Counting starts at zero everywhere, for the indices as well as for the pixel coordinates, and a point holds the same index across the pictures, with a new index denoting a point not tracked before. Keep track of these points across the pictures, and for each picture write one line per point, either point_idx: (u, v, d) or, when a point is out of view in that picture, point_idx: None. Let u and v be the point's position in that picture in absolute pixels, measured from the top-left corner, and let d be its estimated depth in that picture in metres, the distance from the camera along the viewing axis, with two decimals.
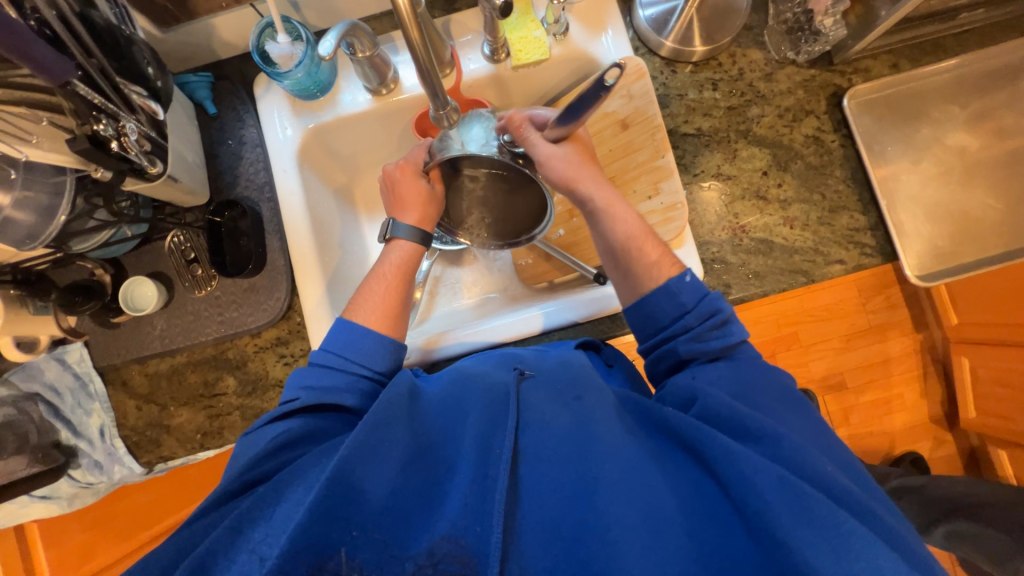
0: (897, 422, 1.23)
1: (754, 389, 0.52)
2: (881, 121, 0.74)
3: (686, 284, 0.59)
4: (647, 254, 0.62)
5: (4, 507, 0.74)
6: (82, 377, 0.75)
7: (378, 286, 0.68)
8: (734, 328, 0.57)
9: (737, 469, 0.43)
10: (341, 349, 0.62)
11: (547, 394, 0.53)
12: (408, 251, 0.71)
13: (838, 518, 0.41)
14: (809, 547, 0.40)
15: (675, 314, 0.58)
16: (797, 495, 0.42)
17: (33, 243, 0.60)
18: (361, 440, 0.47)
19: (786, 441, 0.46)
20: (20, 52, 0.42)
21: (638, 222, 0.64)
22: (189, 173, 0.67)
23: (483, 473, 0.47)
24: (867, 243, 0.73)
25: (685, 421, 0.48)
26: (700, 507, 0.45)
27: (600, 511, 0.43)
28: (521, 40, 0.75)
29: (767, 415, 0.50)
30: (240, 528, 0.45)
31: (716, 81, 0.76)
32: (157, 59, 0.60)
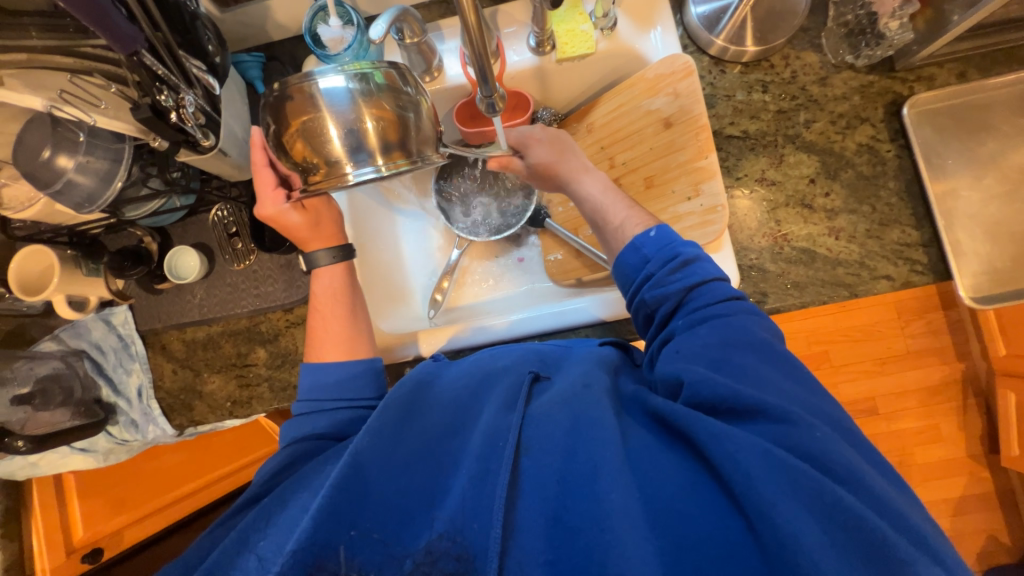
0: (930, 454, 1.17)
1: (737, 356, 0.48)
2: (944, 132, 0.71)
3: (650, 239, 0.58)
4: (610, 222, 0.64)
5: (46, 456, 0.78)
6: (125, 338, 0.79)
7: (328, 319, 0.66)
8: (698, 268, 0.55)
9: (725, 448, 0.41)
10: (310, 394, 0.60)
11: (551, 398, 0.50)
12: (336, 273, 0.69)
13: (834, 493, 0.38)
14: (808, 535, 0.36)
15: (638, 265, 0.58)
16: (790, 477, 0.39)
17: (92, 207, 0.64)
18: (365, 445, 0.48)
19: (776, 413, 0.43)
20: (98, 22, 0.44)
21: (606, 190, 0.67)
22: (239, 149, 0.70)
23: (483, 465, 0.47)
24: (918, 260, 0.69)
25: (676, 407, 0.45)
26: (701, 496, 0.41)
27: (600, 500, 0.41)
28: (568, 33, 0.74)
29: (755, 385, 0.45)
30: (245, 540, 0.46)
31: (766, 83, 0.74)
32: (218, 36, 0.63)
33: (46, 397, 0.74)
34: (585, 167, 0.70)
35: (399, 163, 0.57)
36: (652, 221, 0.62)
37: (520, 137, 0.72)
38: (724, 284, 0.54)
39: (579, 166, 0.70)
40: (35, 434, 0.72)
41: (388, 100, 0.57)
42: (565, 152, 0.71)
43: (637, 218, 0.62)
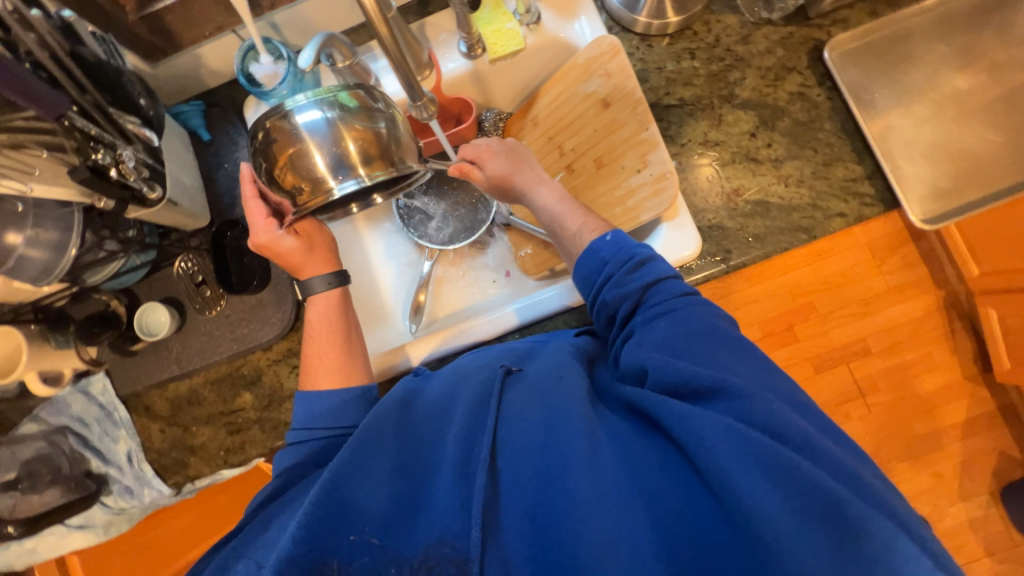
0: (926, 383, 1.19)
1: (699, 339, 0.51)
2: (866, 68, 0.74)
3: (607, 242, 0.60)
4: (568, 228, 0.66)
5: (46, 539, 0.76)
6: (106, 406, 0.78)
7: (322, 348, 0.66)
8: (653, 267, 0.57)
9: (690, 428, 0.43)
10: (306, 421, 0.60)
11: (524, 391, 0.52)
12: (327, 302, 0.68)
13: (789, 460, 0.40)
14: (767, 499, 0.38)
15: (598, 268, 0.59)
16: (749, 445, 0.41)
17: (49, 278, 0.64)
18: (349, 457, 0.47)
19: (736, 392, 0.45)
20: (18, 90, 0.45)
21: (562, 200, 0.69)
22: (189, 197, 0.70)
23: (462, 468, 0.47)
24: (866, 193, 0.71)
25: (642, 394, 0.48)
26: (670, 478, 0.43)
27: (570, 490, 0.43)
28: (495, 34, 0.76)
29: (718, 366, 0.48)
30: (226, 565, 0.47)
31: (693, 50, 0.76)
32: (148, 89, 0.64)
33: (33, 477, 0.74)
34: (540, 178, 0.71)
35: (382, 173, 0.57)
36: (607, 227, 0.64)
37: (474, 152, 0.72)
38: (678, 281, 0.57)
39: (534, 178, 0.71)
40: (22, 518, 0.73)
41: (359, 108, 0.58)
42: (521, 164, 0.72)
43: (592, 225, 0.64)
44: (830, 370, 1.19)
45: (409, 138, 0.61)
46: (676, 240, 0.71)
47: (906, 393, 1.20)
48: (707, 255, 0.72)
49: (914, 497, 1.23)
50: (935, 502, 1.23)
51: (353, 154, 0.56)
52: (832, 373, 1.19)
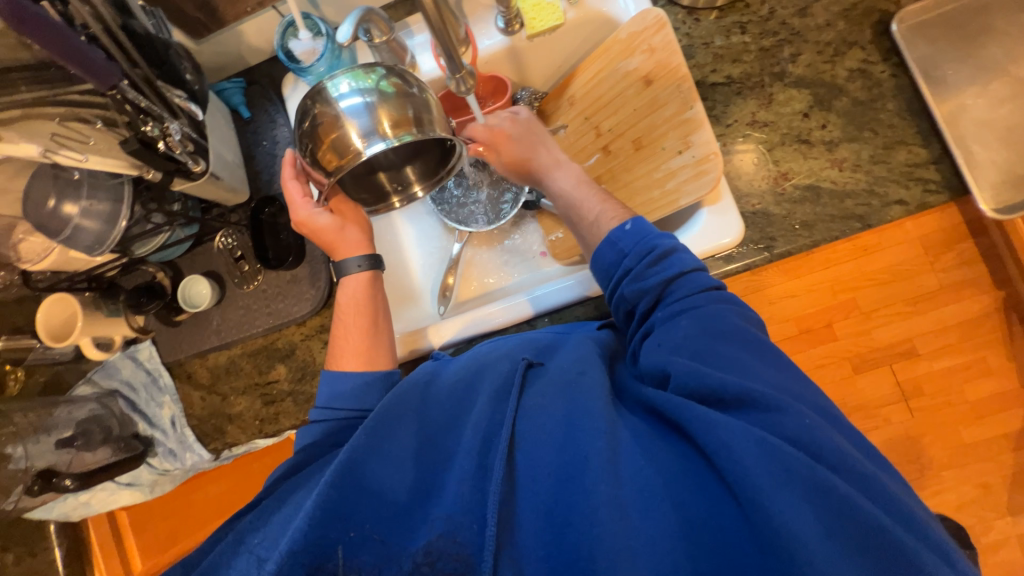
0: (979, 389, 1.11)
1: (724, 341, 0.48)
2: (937, 42, 0.68)
3: (626, 232, 0.57)
4: (586, 215, 0.64)
5: (98, 495, 0.83)
6: (152, 373, 0.82)
7: (348, 332, 0.66)
8: (677, 259, 0.54)
9: (716, 437, 0.41)
10: (330, 401, 0.61)
11: (544, 385, 0.51)
12: (359, 284, 0.68)
13: (826, 479, 0.38)
14: (795, 515, 0.37)
15: (615, 259, 0.57)
16: (782, 460, 0.39)
17: (101, 248, 0.67)
18: (361, 445, 0.48)
19: (770, 403, 0.43)
20: (74, 59, 0.46)
21: (581, 185, 0.66)
22: (230, 171, 0.72)
23: (479, 461, 0.47)
24: (930, 178, 0.66)
25: (665, 396, 0.46)
26: (692, 485, 0.42)
27: (590, 493, 0.42)
28: (535, 8, 0.75)
29: (744, 373, 0.45)
30: (242, 539, 0.48)
31: (744, 24, 0.72)
32: (194, 64, 0.65)
33: (87, 437, 0.78)
34: (558, 161, 0.69)
35: (408, 134, 0.56)
36: (628, 215, 0.62)
37: (488, 132, 0.69)
38: (703, 275, 0.53)
39: (551, 161, 0.69)
40: (78, 473, 0.77)
41: (397, 97, 0.57)
42: (538, 147, 0.69)
43: (612, 212, 0.62)
44: (872, 370, 1.13)
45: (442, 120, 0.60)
46: (717, 226, 0.68)
47: (956, 399, 1.12)
48: (749, 242, 0.69)
49: (958, 509, 1.15)
50: (981, 515, 1.15)
51: (392, 139, 0.56)
52: (873, 373, 1.13)
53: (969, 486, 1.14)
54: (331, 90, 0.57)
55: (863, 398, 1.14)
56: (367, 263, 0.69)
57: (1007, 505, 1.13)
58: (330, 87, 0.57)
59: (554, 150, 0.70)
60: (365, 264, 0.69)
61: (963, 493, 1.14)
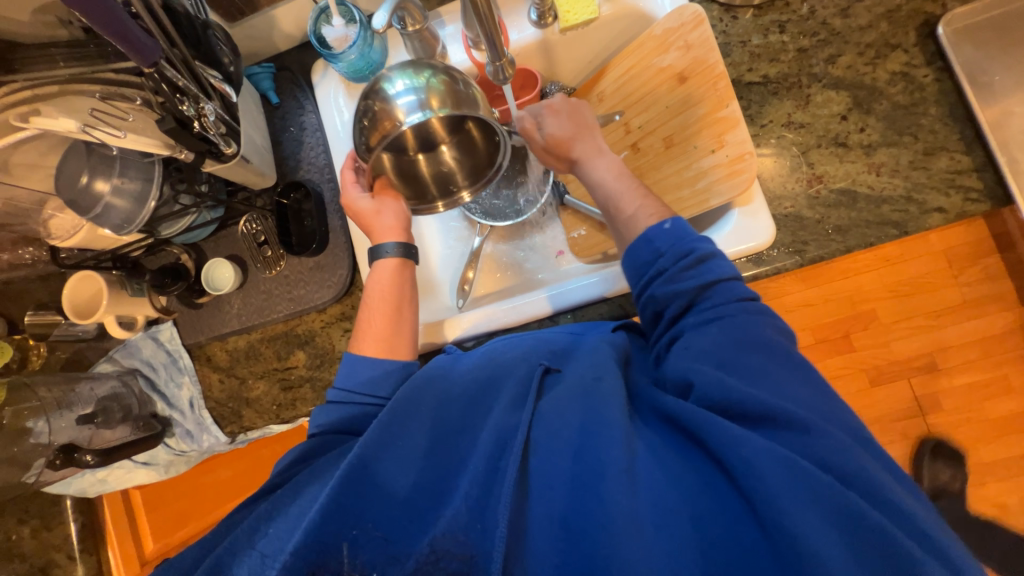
0: (1003, 408, 1.09)
1: (751, 356, 0.47)
2: (984, 47, 0.66)
3: (664, 232, 0.55)
4: (624, 210, 0.62)
5: (115, 472, 0.85)
6: (173, 353, 0.82)
7: (373, 315, 0.65)
8: (713, 265, 0.52)
9: (741, 454, 0.40)
10: (346, 383, 0.60)
11: (559, 390, 0.50)
12: (390, 270, 0.68)
13: (854, 504, 0.37)
14: (826, 545, 0.36)
15: (650, 260, 0.55)
16: (808, 482, 0.38)
17: (130, 227, 0.67)
18: (376, 437, 0.48)
19: (801, 421, 0.42)
20: (117, 34, 0.46)
21: (622, 178, 0.64)
22: (259, 155, 0.72)
23: (492, 464, 0.46)
24: (972, 187, 0.64)
25: (687, 407, 0.45)
26: (711, 500, 0.41)
27: (606, 504, 0.41)
28: (569, 2, 0.74)
29: (770, 391, 0.44)
30: (262, 522, 0.48)
31: (783, 23, 0.71)
32: (232, 46, 0.65)
33: (106, 415, 0.79)
34: (601, 149, 0.67)
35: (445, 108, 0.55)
36: (667, 213, 0.60)
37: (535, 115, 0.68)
38: (736, 283, 0.52)
39: (595, 148, 0.67)
40: (99, 450, 0.76)
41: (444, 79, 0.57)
42: (585, 133, 0.68)
43: (651, 210, 0.60)
44: (890, 384, 1.11)
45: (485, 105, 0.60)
46: (748, 228, 0.67)
47: (977, 416, 1.10)
48: (780, 245, 0.68)
49: (973, 529, 1.12)
50: (997, 536, 1.12)
51: (431, 111, 0.55)
52: (892, 386, 1.11)
53: (986, 506, 1.11)
54: (387, 84, 0.56)
55: (881, 410, 1.12)
56: (400, 249, 0.67)
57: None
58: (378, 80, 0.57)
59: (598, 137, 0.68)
60: (396, 251, 0.68)
61: (979, 513, 1.11)
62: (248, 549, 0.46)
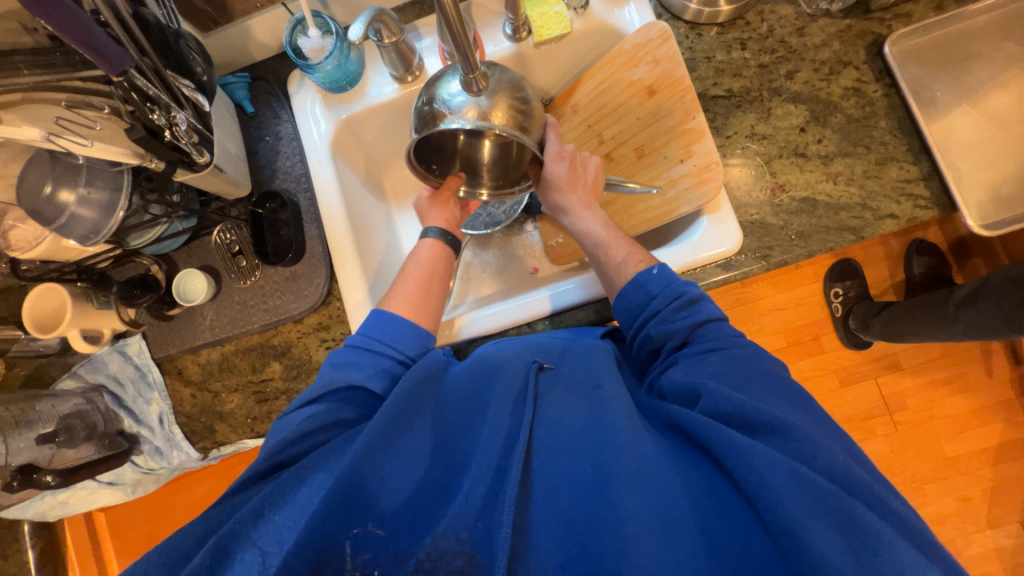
0: (959, 403, 1.15)
1: (750, 380, 0.50)
2: (928, 65, 0.71)
3: (653, 276, 0.59)
4: (613, 256, 0.65)
5: (78, 494, 0.83)
6: (141, 367, 0.79)
7: (405, 281, 0.67)
8: (702, 307, 0.56)
9: (748, 463, 0.42)
10: (370, 330, 0.61)
11: (562, 391, 0.52)
12: (432, 249, 0.71)
13: (847, 507, 0.39)
14: (827, 544, 0.38)
15: (643, 301, 0.59)
16: (811, 488, 0.40)
17: (97, 237, 0.65)
18: (382, 428, 0.47)
19: (794, 431, 0.44)
20: (84, 43, 0.46)
21: (607, 231, 0.68)
22: (233, 165, 0.72)
23: (498, 463, 0.47)
24: (920, 195, 0.68)
25: (693, 416, 0.47)
26: (716, 503, 0.43)
27: (616, 505, 0.42)
28: (542, 16, 0.75)
29: (770, 406, 0.47)
30: (263, 510, 0.44)
31: (744, 41, 0.74)
32: (204, 55, 0.65)
33: (70, 432, 0.77)
34: (588, 202, 0.69)
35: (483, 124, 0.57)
36: (652, 260, 0.64)
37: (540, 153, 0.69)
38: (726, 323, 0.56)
39: (580, 201, 0.68)
40: (60, 469, 0.77)
41: (506, 87, 0.59)
42: (579, 188, 0.69)
43: (638, 257, 0.64)
44: (857, 384, 1.17)
45: (537, 134, 0.64)
46: (716, 234, 0.70)
47: (937, 413, 1.15)
48: (747, 251, 0.71)
49: (940, 522, 1.15)
50: (963, 528, 1.15)
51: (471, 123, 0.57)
52: (855, 384, 1.16)
53: (952, 499, 1.15)
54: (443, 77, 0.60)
55: (849, 409, 1.16)
56: (449, 237, 0.72)
57: (987, 518, 1.14)
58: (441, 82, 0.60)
59: (594, 190, 0.70)
60: (435, 235, 0.72)
61: (946, 507, 1.15)
62: (246, 544, 0.42)
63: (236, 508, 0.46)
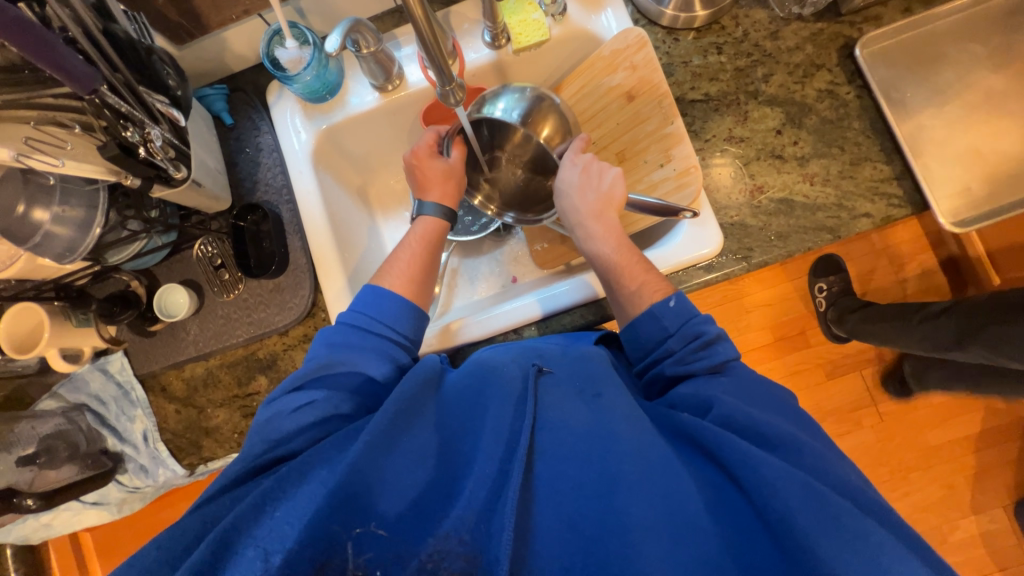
0: (942, 393, 1.17)
1: (759, 400, 0.51)
2: (898, 67, 0.72)
3: (669, 309, 0.58)
4: (627, 284, 0.63)
5: (61, 515, 0.82)
6: (124, 386, 0.78)
7: (403, 260, 0.68)
8: (720, 348, 0.56)
9: (754, 471, 0.43)
10: (366, 308, 0.61)
11: (561, 397, 0.52)
12: (431, 224, 0.72)
13: (863, 527, 0.40)
14: (837, 557, 0.39)
15: (657, 337, 0.58)
16: (822, 502, 0.41)
17: (72, 255, 0.64)
18: (382, 430, 0.46)
19: (809, 449, 0.46)
20: (50, 62, 0.45)
21: (622, 252, 0.66)
22: (212, 178, 0.71)
23: (499, 468, 0.46)
24: (894, 193, 0.70)
25: (703, 424, 0.47)
26: (725, 511, 0.44)
27: (622, 511, 0.42)
28: (521, 24, 0.76)
29: (778, 420, 0.48)
30: (264, 505, 0.43)
31: (720, 45, 0.76)
32: (178, 69, 0.64)
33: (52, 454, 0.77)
34: (601, 213, 0.66)
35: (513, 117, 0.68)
36: (667, 288, 0.62)
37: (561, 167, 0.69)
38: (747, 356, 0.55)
39: (588, 210, 0.66)
40: (40, 493, 0.78)
41: (533, 103, 0.69)
42: (589, 195, 0.66)
43: (654, 287, 0.62)
44: (842, 377, 1.19)
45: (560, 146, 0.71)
46: (696, 237, 0.71)
47: (921, 403, 1.17)
48: (728, 252, 0.72)
49: (927, 510, 1.18)
50: (948, 514, 1.18)
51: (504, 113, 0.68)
52: (839, 377, 1.19)
53: (937, 487, 1.17)
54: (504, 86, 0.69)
55: (834, 402, 1.18)
56: (445, 210, 0.73)
57: (971, 504, 1.17)
58: (486, 105, 0.69)
59: (610, 202, 0.66)
60: (436, 211, 0.73)
61: (930, 494, 1.17)
62: (251, 538, 0.41)
63: (228, 507, 0.45)
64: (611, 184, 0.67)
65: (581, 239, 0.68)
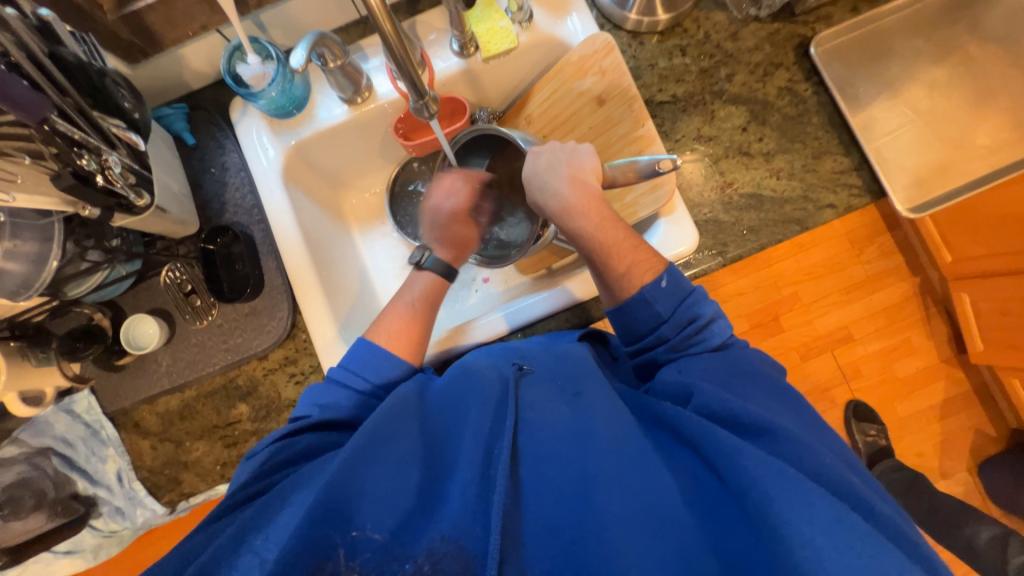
0: None
1: (739, 378, 0.53)
2: (850, 64, 0.76)
3: (661, 290, 0.57)
4: (616, 266, 0.61)
5: (31, 566, 0.78)
6: (92, 425, 0.74)
7: (389, 316, 0.67)
8: (716, 328, 0.57)
9: (730, 459, 0.44)
10: (355, 365, 0.60)
11: (542, 393, 0.52)
12: (428, 282, 0.71)
13: (845, 511, 0.40)
14: (811, 551, 0.38)
15: (651, 324, 0.58)
16: (795, 484, 0.42)
17: (28, 292, 0.61)
18: (361, 442, 0.46)
19: (784, 435, 0.46)
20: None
21: (606, 226, 0.63)
22: (177, 203, 0.69)
23: (483, 473, 0.46)
24: (854, 183, 0.73)
25: (681, 412, 0.49)
26: (702, 501, 0.45)
27: (600, 506, 0.43)
28: (489, 32, 0.76)
29: (760, 406, 0.50)
30: (244, 536, 0.42)
31: (684, 47, 0.78)
32: (133, 90, 0.61)
33: (17, 504, 0.72)
34: (574, 179, 0.65)
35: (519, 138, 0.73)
36: (658, 263, 0.61)
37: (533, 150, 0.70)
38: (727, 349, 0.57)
39: (566, 177, 0.65)
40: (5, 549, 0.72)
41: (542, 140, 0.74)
42: (559, 169, 0.66)
43: (642, 265, 0.60)
44: None
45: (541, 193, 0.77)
46: (673, 235, 0.72)
47: None
48: (704, 248, 0.74)
49: None
50: None
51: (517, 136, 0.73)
52: None
53: None
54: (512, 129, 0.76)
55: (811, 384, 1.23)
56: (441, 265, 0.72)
57: None
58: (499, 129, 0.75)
59: (586, 172, 0.65)
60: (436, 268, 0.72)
61: None
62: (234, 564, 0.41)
63: (212, 539, 0.44)
64: (582, 154, 0.67)
65: (560, 214, 0.66)
